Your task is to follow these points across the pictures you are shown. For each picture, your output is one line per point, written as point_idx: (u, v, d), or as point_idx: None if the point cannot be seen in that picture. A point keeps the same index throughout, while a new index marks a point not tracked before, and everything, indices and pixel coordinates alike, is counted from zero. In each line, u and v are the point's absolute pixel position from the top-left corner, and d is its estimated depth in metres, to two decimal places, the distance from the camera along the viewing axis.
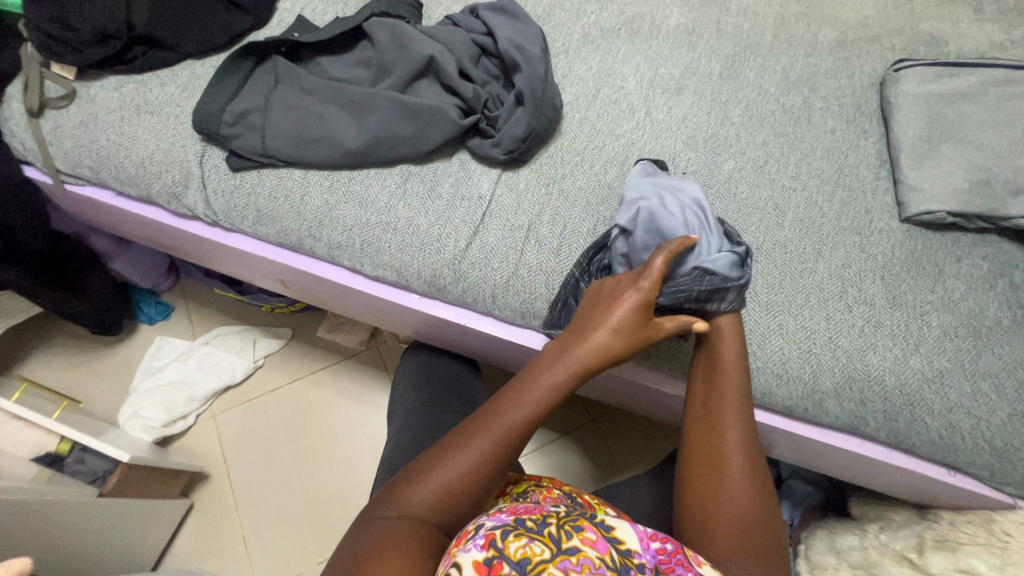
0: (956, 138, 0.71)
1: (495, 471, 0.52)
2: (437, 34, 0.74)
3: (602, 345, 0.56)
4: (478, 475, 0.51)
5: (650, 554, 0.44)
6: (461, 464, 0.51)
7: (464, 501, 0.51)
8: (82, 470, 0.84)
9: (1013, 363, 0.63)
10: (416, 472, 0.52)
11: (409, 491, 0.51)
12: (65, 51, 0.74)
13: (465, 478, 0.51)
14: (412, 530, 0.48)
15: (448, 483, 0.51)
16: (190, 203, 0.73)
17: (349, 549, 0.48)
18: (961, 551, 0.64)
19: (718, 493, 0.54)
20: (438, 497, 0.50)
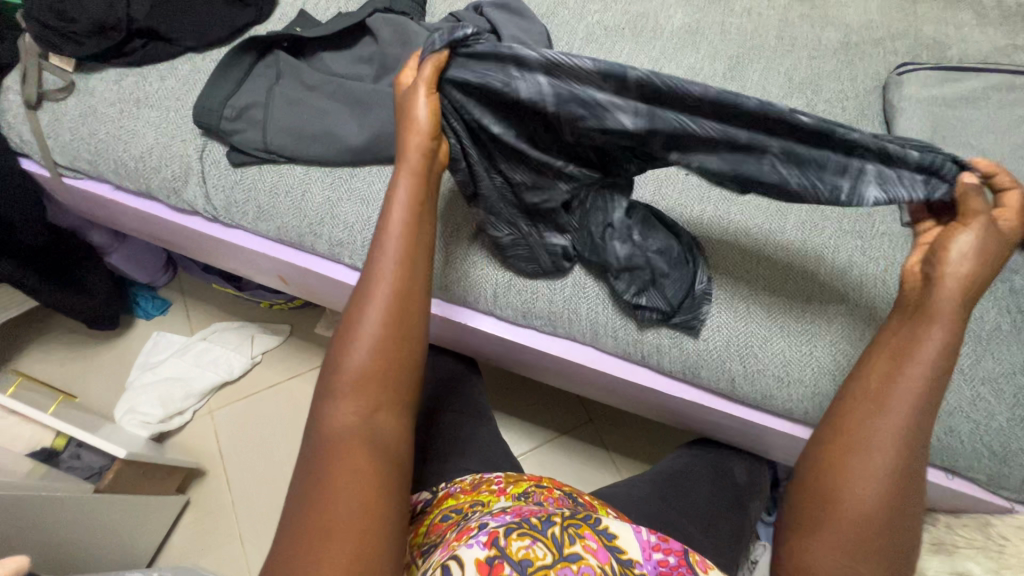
0: (959, 143, 0.71)
1: (408, 309, 0.52)
2: (440, 30, 0.74)
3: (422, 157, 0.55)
4: (396, 324, 0.51)
5: (652, 565, 0.44)
6: (377, 313, 0.51)
7: (393, 370, 0.50)
8: (78, 466, 0.84)
9: (1012, 367, 0.63)
10: (337, 356, 0.50)
11: (337, 387, 0.49)
12: (64, 44, 0.73)
13: (385, 331, 0.50)
14: (360, 433, 0.47)
15: (373, 348, 0.50)
16: (189, 197, 0.72)
17: (300, 468, 0.48)
18: (957, 555, 0.68)
19: (853, 464, 0.47)
20: (366, 371, 0.49)
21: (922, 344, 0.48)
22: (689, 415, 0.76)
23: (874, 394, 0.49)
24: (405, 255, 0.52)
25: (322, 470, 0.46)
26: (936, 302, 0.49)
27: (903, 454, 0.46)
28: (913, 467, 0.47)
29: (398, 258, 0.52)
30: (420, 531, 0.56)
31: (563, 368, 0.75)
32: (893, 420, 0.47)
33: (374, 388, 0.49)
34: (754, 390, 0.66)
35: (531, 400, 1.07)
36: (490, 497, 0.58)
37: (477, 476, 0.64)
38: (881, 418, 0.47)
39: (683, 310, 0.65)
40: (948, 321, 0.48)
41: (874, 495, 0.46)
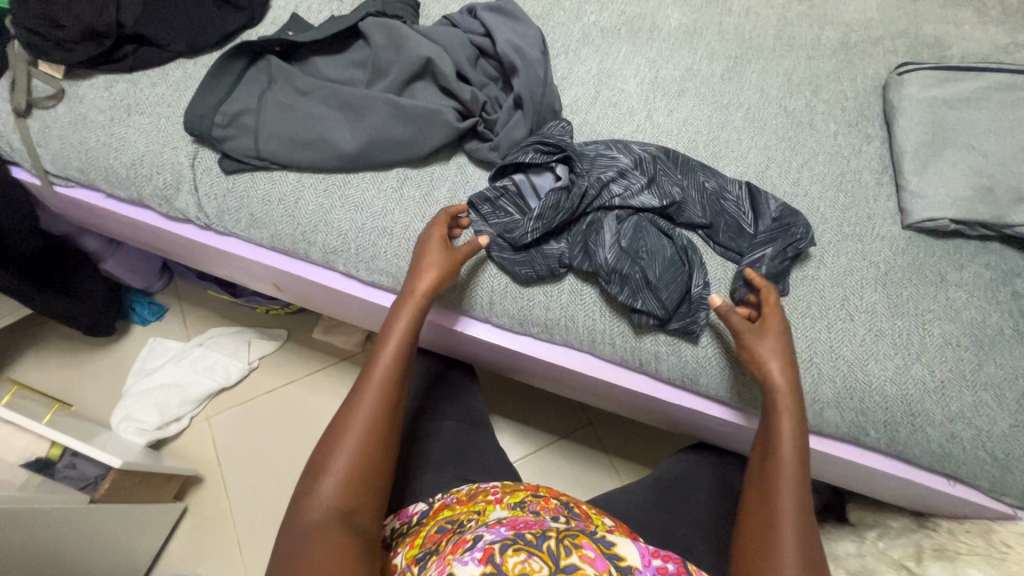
0: (960, 144, 0.70)
1: (397, 420, 0.55)
2: (433, 34, 0.73)
3: (427, 292, 0.60)
4: (386, 431, 0.53)
5: (651, 571, 0.43)
6: (369, 417, 0.53)
7: (379, 476, 0.52)
8: (73, 476, 0.82)
9: (1015, 372, 0.63)
10: (324, 454, 0.51)
11: (320, 481, 0.49)
12: (52, 50, 0.72)
13: (376, 442, 0.52)
14: (338, 529, 0.47)
15: (361, 450, 0.51)
16: (181, 205, 0.71)
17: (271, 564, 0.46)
18: (960, 562, 0.64)
19: (765, 541, 0.50)
20: (352, 472, 0.50)
21: (779, 429, 0.55)
22: (689, 422, 0.75)
23: (761, 480, 0.54)
24: (400, 372, 0.57)
25: (297, 559, 0.45)
26: (775, 398, 0.57)
27: (803, 529, 0.50)
28: (814, 545, 0.49)
29: (394, 368, 0.56)
30: (414, 544, 0.55)
31: (561, 376, 0.74)
32: (789, 493, 0.52)
33: (361, 491, 0.50)
34: (753, 397, 0.65)
35: (530, 405, 1.06)
36: (486, 507, 0.57)
37: (473, 487, 0.64)
38: (773, 494, 0.52)
39: (680, 314, 0.63)
40: (789, 405, 0.56)
41: (792, 574, 0.47)
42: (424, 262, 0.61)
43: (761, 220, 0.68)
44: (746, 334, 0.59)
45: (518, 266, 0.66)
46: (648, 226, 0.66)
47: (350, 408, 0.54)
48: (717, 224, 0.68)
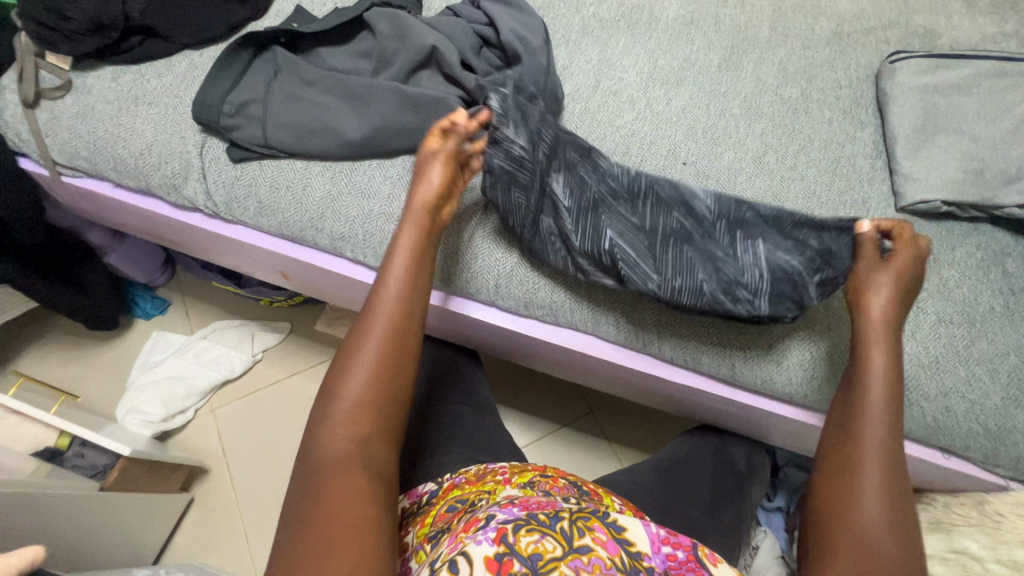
0: (951, 129, 0.72)
1: (411, 345, 0.55)
2: (437, 24, 0.74)
3: (426, 208, 0.60)
4: (398, 357, 0.53)
5: (660, 559, 0.44)
6: (375, 346, 0.53)
7: (391, 401, 0.52)
8: (83, 465, 0.84)
9: (1006, 348, 0.65)
10: (333, 381, 0.52)
11: (331, 408, 0.50)
12: (62, 42, 0.73)
13: (387, 364, 0.52)
14: (356, 457, 0.48)
15: (372, 374, 0.51)
16: (190, 194, 0.72)
17: (295, 490, 0.48)
18: (955, 532, 0.69)
19: (848, 478, 0.52)
20: (361, 412, 0.50)
21: (868, 366, 0.56)
22: (692, 402, 0.77)
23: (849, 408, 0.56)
24: (408, 296, 0.56)
25: (319, 487, 0.46)
26: (866, 329, 0.58)
27: (890, 452, 0.53)
28: (902, 481, 0.52)
29: (401, 293, 0.56)
30: (425, 523, 0.56)
31: (567, 358, 0.76)
32: (874, 427, 0.54)
33: (374, 419, 0.50)
34: (755, 374, 0.67)
35: (533, 393, 1.07)
36: (496, 487, 0.58)
37: (481, 467, 0.64)
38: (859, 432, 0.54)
39: (793, 270, 0.61)
40: (883, 342, 0.57)
41: (876, 499, 0.50)
42: (423, 179, 0.62)
43: None
44: (865, 261, 0.61)
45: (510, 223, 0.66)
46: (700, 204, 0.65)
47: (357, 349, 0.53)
48: None
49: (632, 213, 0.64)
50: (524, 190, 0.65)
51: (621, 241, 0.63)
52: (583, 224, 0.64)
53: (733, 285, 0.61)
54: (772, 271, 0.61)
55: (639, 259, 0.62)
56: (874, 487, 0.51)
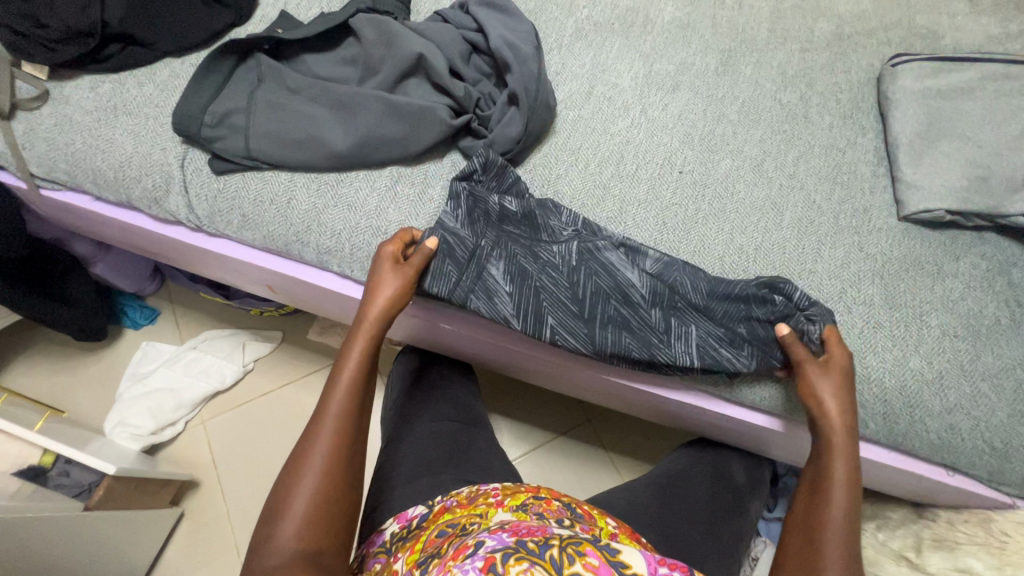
0: (955, 135, 0.70)
1: (358, 449, 0.55)
2: (425, 30, 0.72)
3: (377, 318, 0.60)
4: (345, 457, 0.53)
5: None
6: (321, 462, 0.52)
7: (339, 516, 0.51)
8: (66, 484, 0.81)
9: (1012, 362, 0.63)
10: (274, 498, 0.51)
11: (274, 528, 0.49)
12: (35, 50, 0.71)
13: (337, 466, 0.52)
14: (299, 566, 0.47)
15: (317, 494, 0.50)
16: (171, 208, 0.70)
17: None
18: (959, 551, 0.66)
19: None
20: (310, 519, 0.49)
21: (829, 458, 0.57)
22: (689, 417, 0.75)
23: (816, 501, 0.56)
24: (353, 412, 0.56)
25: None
26: (828, 430, 0.58)
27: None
28: None
29: (346, 400, 0.56)
30: (415, 549, 0.53)
31: (561, 373, 0.74)
32: (835, 518, 0.53)
33: (320, 531, 0.49)
34: (753, 390, 0.65)
35: (528, 403, 1.06)
36: (488, 510, 0.56)
37: (473, 488, 0.62)
38: (823, 525, 0.53)
39: (722, 357, 0.62)
40: (844, 453, 0.57)
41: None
42: (376, 284, 0.61)
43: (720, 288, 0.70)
44: (807, 362, 0.59)
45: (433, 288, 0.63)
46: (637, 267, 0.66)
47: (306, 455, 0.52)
48: None
49: (564, 285, 0.64)
50: (461, 266, 0.63)
51: (561, 329, 0.63)
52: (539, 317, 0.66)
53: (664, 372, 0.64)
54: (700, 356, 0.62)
55: (568, 323, 0.63)
56: (838, 569, 0.50)
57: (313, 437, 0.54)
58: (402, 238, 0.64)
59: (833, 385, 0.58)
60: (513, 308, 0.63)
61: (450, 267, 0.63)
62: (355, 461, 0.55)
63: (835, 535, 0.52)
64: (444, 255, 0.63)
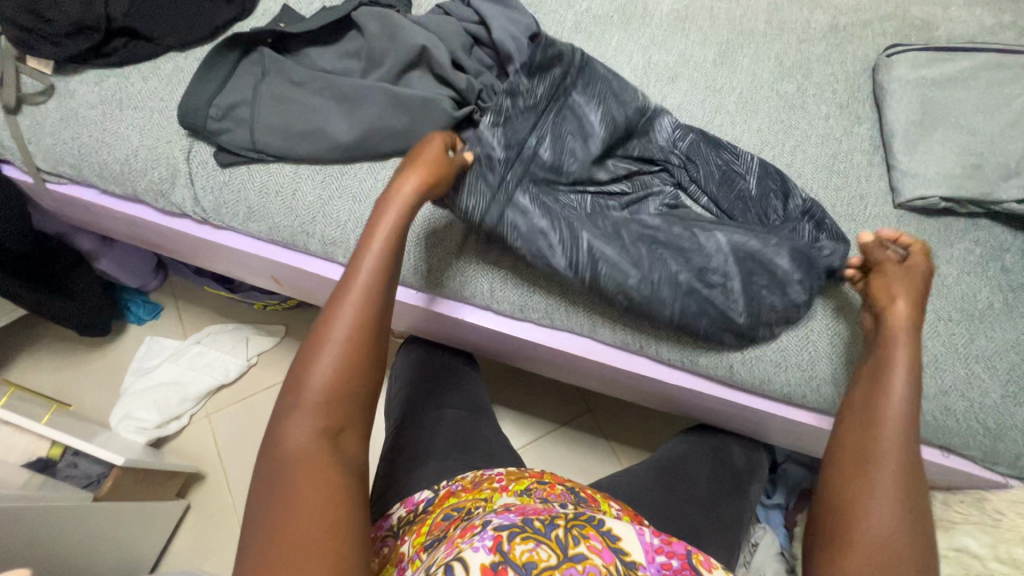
0: (949, 124, 0.71)
1: (351, 396, 0.50)
2: (427, 23, 0.73)
3: (411, 195, 0.57)
4: (339, 403, 0.49)
5: (654, 568, 0.44)
6: (346, 336, 0.51)
7: (361, 397, 0.51)
8: (75, 475, 0.82)
9: (1004, 345, 0.64)
10: (294, 395, 0.49)
11: (294, 408, 0.48)
12: (41, 45, 0.71)
13: (329, 413, 0.49)
14: (324, 452, 0.47)
15: (342, 373, 0.50)
16: (178, 200, 0.71)
17: (257, 488, 0.46)
18: (955, 530, 0.69)
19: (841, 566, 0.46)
20: (291, 479, 0.45)
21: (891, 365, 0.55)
22: (690, 404, 0.77)
23: (864, 423, 0.53)
24: (383, 284, 0.55)
25: (282, 490, 0.44)
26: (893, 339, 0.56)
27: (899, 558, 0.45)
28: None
29: (357, 316, 0.52)
30: (422, 531, 0.54)
31: (563, 361, 0.76)
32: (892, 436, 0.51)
33: (339, 410, 0.49)
34: (753, 375, 0.66)
35: (530, 393, 1.07)
36: (493, 494, 0.57)
37: (478, 473, 0.63)
38: (878, 434, 0.52)
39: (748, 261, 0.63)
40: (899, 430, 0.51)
41: (890, 494, 0.48)
42: (411, 166, 0.59)
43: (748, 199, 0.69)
44: (890, 266, 0.60)
45: (471, 196, 0.63)
46: (658, 201, 0.71)
47: (287, 414, 0.48)
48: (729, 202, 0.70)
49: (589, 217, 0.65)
50: (492, 194, 0.63)
51: (597, 242, 0.63)
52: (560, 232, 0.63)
53: (705, 272, 0.63)
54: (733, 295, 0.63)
55: (617, 259, 0.63)
56: (893, 488, 0.49)
57: (341, 297, 0.53)
58: (445, 141, 0.63)
59: (908, 293, 0.58)
60: (565, 261, 0.63)
61: (475, 198, 0.63)
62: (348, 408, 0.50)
63: (885, 458, 0.50)
64: (473, 181, 0.63)
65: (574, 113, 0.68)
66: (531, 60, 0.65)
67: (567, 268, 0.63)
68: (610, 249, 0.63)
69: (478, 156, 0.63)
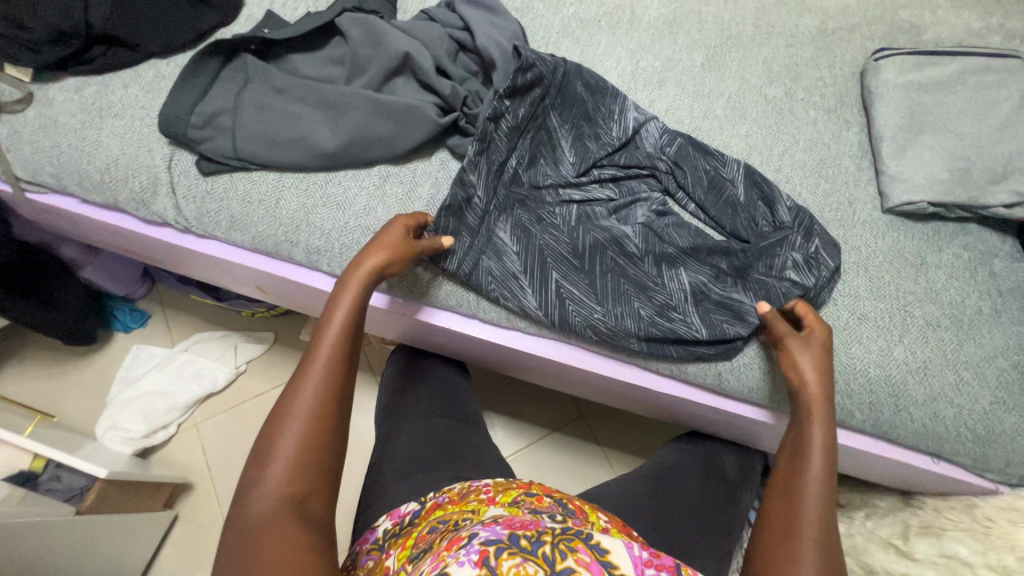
0: (937, 128, 0.71)
1: (321, 464, 0.50)
2: (411, 29, 0.72)
3: (373, 272, 0.59)
4: (307, 469, 0.49)
5: None
6: (312, 403, 0.52)
7: (329, 461, 0.51)
8: (58, 488, 0.80)
9: (993, 351, 0.64)
10: (259, 466, 0.49)
11: (263, 472, 0.48)
12: (19, 52, 0.70)
13: (295, 483, 0.48)
14: (290, 516, 0.46)
15: (307, 438, 0.50)
16: (159, 209, 0.70)
17: (220, 559, 0.45)
18: (944, 537, 0.67)
19: None
20: (250, 552, 0.44)
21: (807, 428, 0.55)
22: (679, 411, 0.76)
23: (788, 486, 0.52)
24: (345, 356, 0.56)
25: (245, 556, 0.44)
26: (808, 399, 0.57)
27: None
28: None
29: (324, 379, 0.54)
30: (407, 545, 0.53)
31: (552, 369, 0.75)
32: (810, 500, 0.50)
33: (307, 477, 0.49)
34: (741, 384, 0.66)
35: (521, 400, 1.06)
36: (480, 506, 0.56)
37: (466, 484, 0.63)
38: (799, 500, 0.51)
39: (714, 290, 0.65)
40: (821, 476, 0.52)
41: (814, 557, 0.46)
42: (374, 242, 0.61)
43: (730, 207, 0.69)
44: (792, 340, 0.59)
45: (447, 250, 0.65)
46: (646, 208, 0.71)
47: (252, 485, 0.48)
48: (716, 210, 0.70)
49: (565, 240, 0.67)
50: (472, 233, 0.66)
51: (565, 283, 0.65)
52: (531, 264, 0.65)
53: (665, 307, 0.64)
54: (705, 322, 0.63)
55: (582, 295, 0.65)
56: (813, 550, 0.47)
57: (308, 370, 0.54)
58: (415, 217, 0.64)
59: (810, 357, 0.58)
60: (536, 301, 0.65)
61: (456, 250, 0.65)
62: (318, 474, 0.50)
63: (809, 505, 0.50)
64: (452, 232, 0.65)
65: (546, 149, 0.72)
66: (511, 83, 0.67)
67: (538, 308, 0.65)
68: (577, 287, 0.65)
69: (458, 198, 0.65)
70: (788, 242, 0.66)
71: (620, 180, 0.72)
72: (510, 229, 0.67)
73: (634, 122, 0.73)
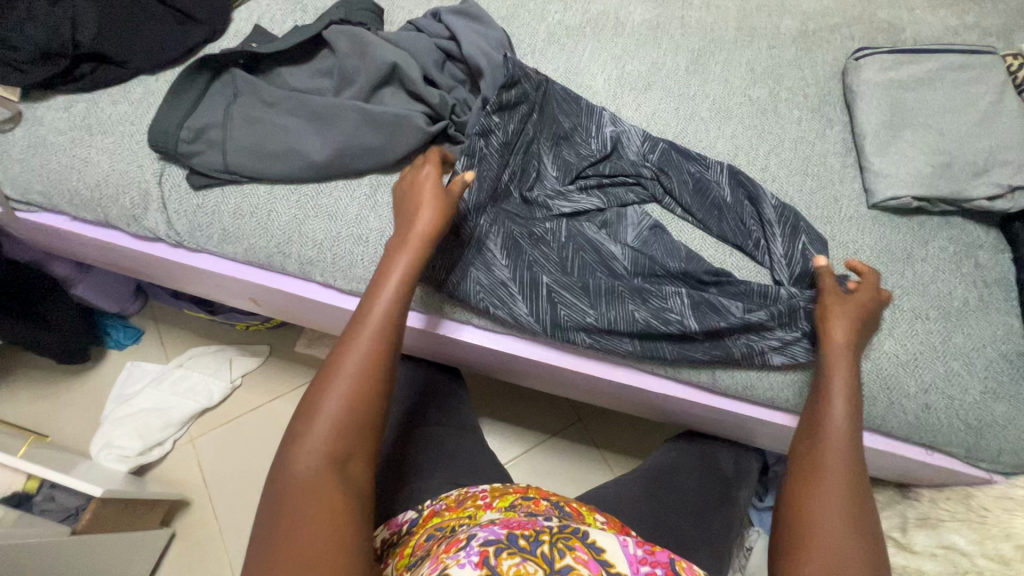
0: (917, 123, 0.72)
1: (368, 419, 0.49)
2: (398, 40, 0.73)
3: (424, 233, 0.58)
4: (353, 426, 0.48)
5: None
6: (361, 364, 0.51)
7: (371, 424, 0.49)
8: (53, 508, 0.80)
9: (981, 342, 0.65)
10: (304, 419, 0.48)
11: (307, 428, 0.47)
12: (8, 73, 0.70)
13: (340, 439, 0.47)
14: (330, 477, 0.45)
15: (352, 397, 0.49)
16: (150, 224, 0.70)
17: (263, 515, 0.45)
18: (942, 528, 0.69)
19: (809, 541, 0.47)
20: (297, 506, 0.43)
21: (829, 376, 0.57)
22: (677, 411, 0.76)
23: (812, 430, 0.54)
24: (399, 314, 0.54)
25: (288, 518, 0.43)
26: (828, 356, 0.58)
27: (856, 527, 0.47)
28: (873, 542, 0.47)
29: (380, 334, 0.52)
30: (404, 554, 0.53)
31: (549, 374, 0.75)
32: (836, 455, 0.52)
33: (348, 437, 0.47)
34: (736, 380, 0.66)
35: (519, 405, 1.06)
36: (477, 512, 0.56)
37: (461, 491, 0.62)
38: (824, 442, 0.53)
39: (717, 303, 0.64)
40: (847, 415, 0.54)
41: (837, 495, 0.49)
42: (421, 200, 0.60)
43: (716, 209, 0.70)
44: (830, 296, 0.60)
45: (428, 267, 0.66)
46: (635, 217, 0.71)
47: (298, 438, 0.47)
48: (708, 210, 0.70)
49: (555, 261, 0.67)
50: (462, 245, 0.66)
51: (557, 288, 0.65)
52: (519, 273, 0.65)
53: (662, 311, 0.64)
54: (694, 311, 0.64)
55: (574, 299, 0.64)
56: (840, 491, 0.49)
57: (358, 326, 0.53)
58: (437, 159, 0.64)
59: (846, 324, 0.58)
60: (527, 309, 0.64)
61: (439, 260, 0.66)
62: (361, 434, 0.49)
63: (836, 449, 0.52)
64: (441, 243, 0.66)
65: (532, 157, 0.72)
66: (498, 100, 0.68)
67: (528, 316, 0.64)
68: (569, 291, 0.65)
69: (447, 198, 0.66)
70: (774, 241, 0.68)
71: (608, 185, 0.73)
72: (495, 244, 0.67)
73: (612, 136, 0.74)
